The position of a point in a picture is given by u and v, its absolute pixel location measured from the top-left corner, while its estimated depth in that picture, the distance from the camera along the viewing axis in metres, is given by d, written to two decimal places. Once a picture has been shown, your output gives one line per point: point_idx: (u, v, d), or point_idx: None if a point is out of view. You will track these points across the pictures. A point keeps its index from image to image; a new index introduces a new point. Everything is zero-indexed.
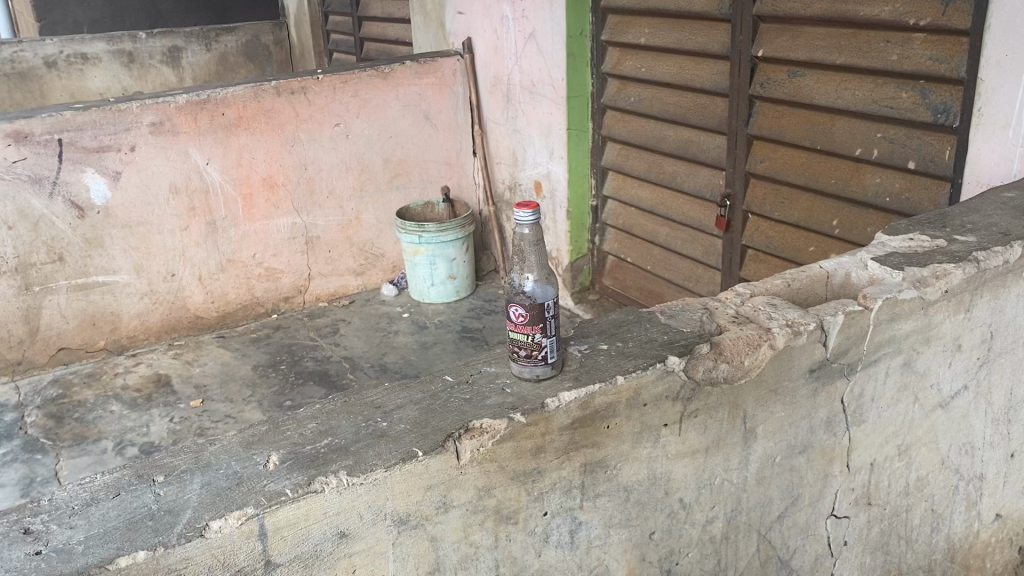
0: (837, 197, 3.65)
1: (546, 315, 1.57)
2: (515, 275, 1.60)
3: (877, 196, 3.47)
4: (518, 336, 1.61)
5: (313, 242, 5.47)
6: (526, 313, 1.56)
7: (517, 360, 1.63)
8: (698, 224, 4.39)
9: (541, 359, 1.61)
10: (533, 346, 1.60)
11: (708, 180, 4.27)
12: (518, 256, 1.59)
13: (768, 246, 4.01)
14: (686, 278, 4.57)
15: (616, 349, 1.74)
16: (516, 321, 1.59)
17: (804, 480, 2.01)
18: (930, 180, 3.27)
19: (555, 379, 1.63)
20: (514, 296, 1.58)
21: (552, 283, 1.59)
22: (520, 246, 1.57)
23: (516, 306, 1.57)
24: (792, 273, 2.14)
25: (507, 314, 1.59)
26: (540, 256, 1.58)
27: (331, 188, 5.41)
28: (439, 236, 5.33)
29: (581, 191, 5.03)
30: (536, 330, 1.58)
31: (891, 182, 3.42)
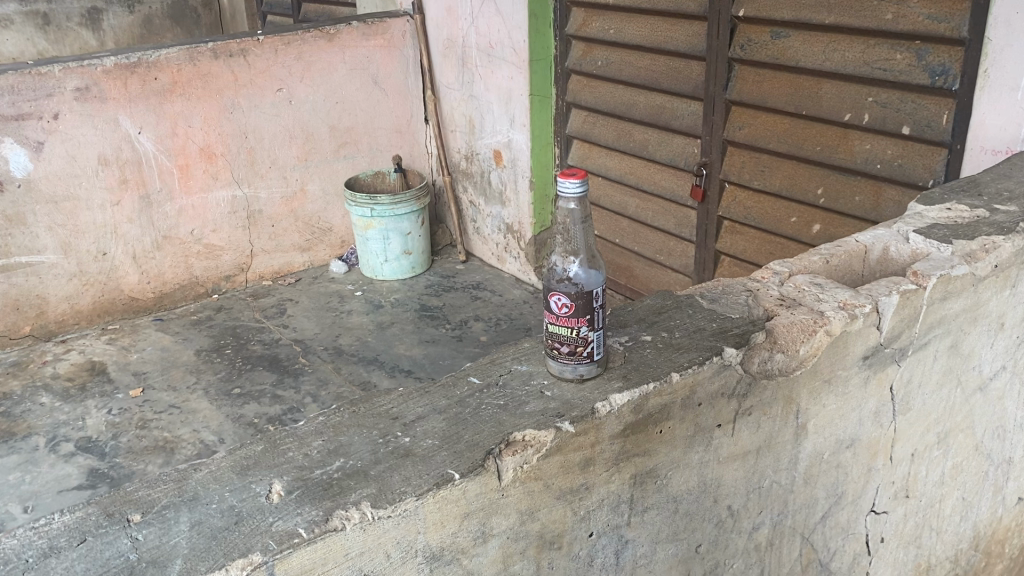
0: (823, 164, 3.41)
1: (594, 305, 1.34)
2: (554, 259, 1.37)
3: (867, 163, 3.24)
4: (560, 329, 1.36)
5: (255, 216, 5.11)
6: (574, 303, 1.32)
7: (556, 358, 1.39)
8: (672, 194, 4.12)
9: (587, 357, 1.38)
10: (578, 342, 1.36)
11: (683, 148, 4.00)
12: (560, 234, 1.35)
13: (746, 217, 3.78)
14: (657, 250, 4.31)
15: (662, 342, 1.50)
16: (559, 312, 1.34)
17: (849, 476, 1.83)
18: (925, 146, 3.05)
19: (600, 379, 1.40)
20: (555, 283, 1.35)
21: (599, 267, 1.36)
22: (564, 221, 1.33)
23: (560, 295, 1.33)
24: (828, 247, 1.93)
25: (548, 303, 1.36)
26: (586, 237, 1.34)
27: (274, 157, 5.05)
28: (392, 209, 5.04)
29: (544, 160, 4.75)
30: (582, 323, 1.34)
31: (883, 148, 3.19)
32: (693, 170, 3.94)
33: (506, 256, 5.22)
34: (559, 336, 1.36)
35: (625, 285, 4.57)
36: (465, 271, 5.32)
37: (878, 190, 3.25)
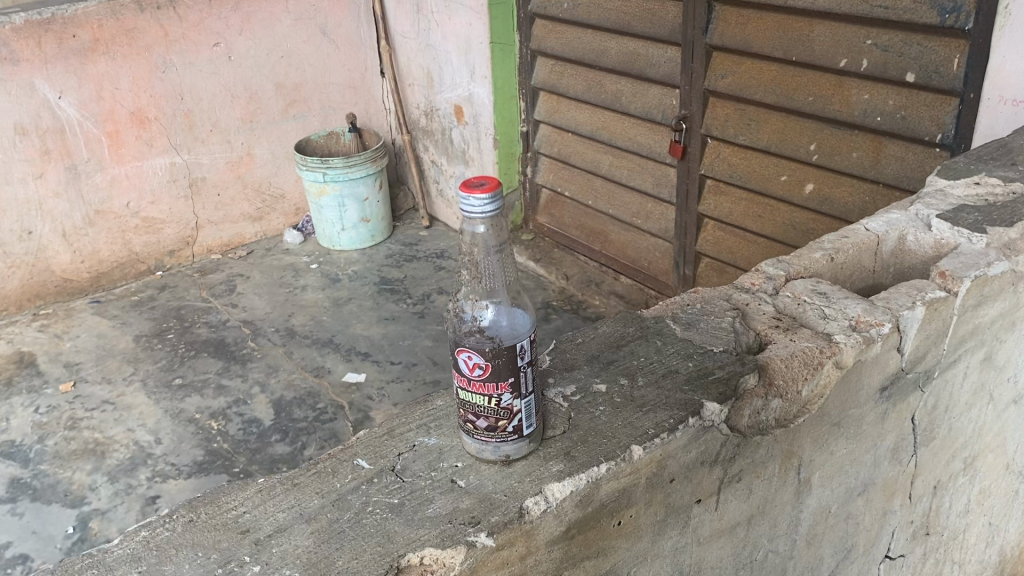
0: (815, 117, 3.00)
1: (519, 363, 0.97)
2: (461, 299, 1.01)
3: (866, 116, 2.83)
4: (473, 397, 0.98)
5: (197, 184, 4.48)
6: (491, 363, 0.95)
7: (470, 436, 1.02)
8: (649, 151, 3.68)
9: (514, 431, 1.00)
10: (501, 413, 0.99)
11: (659, 99, 3.56)
12: (464, 266, 0.98)
13: (731, 176, 3.37)
14: (634, 214, 3.87)
15: (623, 397, 1.12)
16: (471, 374, 0.97)
17: (860, 526, 1.48)
18: (932, 96, 2.64)
19: (534, 459, 1.03)
20: (460, 336, 0.98)
21: (525, 308, 1.00)
22: (469, 250, 0.95)
23: (470, 352, 0.96)
24: (831, 239, 1.56)
25: (455, 363, 0.98)
26: (504, 270, 0.97)
27: (214, 120, 4.41)
28: (347, 173, 4.47)
29: (509, 116, 4.31)
30: (503, 387, 0.96)
31: (885, 98, 2.77)
32: (671, 124, 3.51)
33: None
34: (473, 406, 0.99)
35: (601, 252, 4.13)
36: (429, 238, 4.87)
37: (878, 146, 2.85)
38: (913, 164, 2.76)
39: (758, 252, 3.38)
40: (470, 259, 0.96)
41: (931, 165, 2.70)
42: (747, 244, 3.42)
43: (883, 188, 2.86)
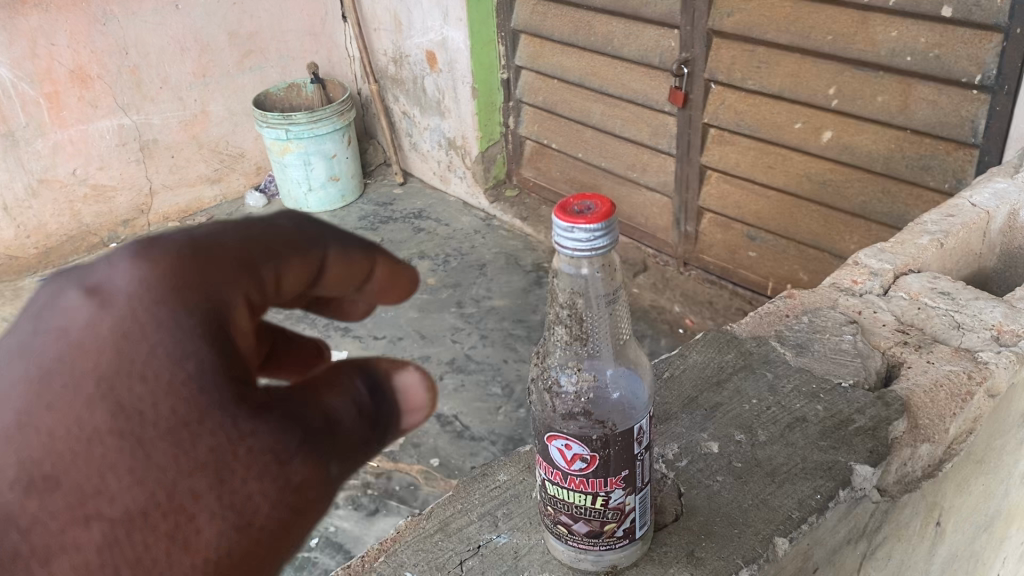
0: (835, 59, 2.28)
1: (634, 451, 0.69)
2: (547, 362, 0.72)
3: (896, 60, 2.14)
4: (568, 493, 0.71)
5: (149, 147, 3.99)
6: (597, 454, 0.68)
7: (561, 542, 0.75)
8: (642, 100, 2.95)
9: (621, 536, 0.73)
10: (606, 515, 0.72)
11: (657, 41, 2.80)
12: (552, 321, 0.69)
13: (739, 129, 2.62)
14: (628, 168, 3.15)
15: (747, 462, 0.87)
16: (568, 465, 0.69)
17: (979, 562, 1.23)
18: (970, 31, 1.99)
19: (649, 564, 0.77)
20: (551, 420, 0.70)
21: (639, 369, 0.72)
22: (564, 303, 0.67)
23: (567, 442, 0.68)
24: (935, 219, 1.29)
25: (543, 448, 0.71)
26: (611, 328, 0.68)
27: (165, 74, 3.91)
28: (311, 129, 3.96)
29: (487, 60, 3.64)
30: (613, 484, 0.69)
31: (912, 36, 2.09)
32: (670, 69, 2.76)
33: (450, 177, 4.18)
34: (570, 506, 0.71)
35: None
36: (404, 195, 4.29)
37: (908, 92, 2.16)
38: (946, 110, 2.10)
39: (768, 208, 2.68)
40: (563, 313, 0.67)
41: (967, 110, 2.06)
42: (755, 198, 2.72)
43: (910, 134, 2.21)
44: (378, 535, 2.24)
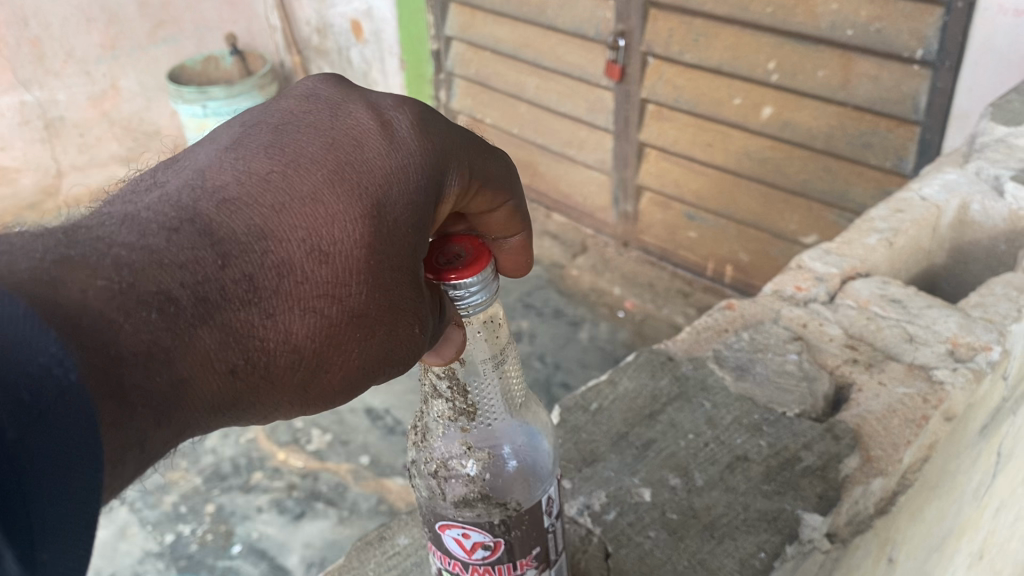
0: (772, 30, 2.17)
1: (543, 526, 0.58)
2: (426, 440, 0.60)
3: (835, 31, 2.03)
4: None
5: (55, 125, 3.58)
6: (501, 539, 0.56)
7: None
8: (578, 73, 2.75)
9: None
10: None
11: (592, 11, 2.60)
12: (429, 394, 0.58)
13: (676, 103, 2.49)
14: (565, 143, 2.97)
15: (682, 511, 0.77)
16: (468, 556, 0.58)
17: None
18: (912, 4, 1.89)
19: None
20: (439, 506, 0.58)
21: (538, 424, 0.60)
22: (440, 372, 0.55)
23: (462, 531, 0.56)
24: (883, 215, 1.19)
25: (432, 536, 0.59)
26: (500, 392, 0.57)
27: (71, 46, 3.48)
28: (231, 105, 3.35)
29: (417, 28, 3.22)
30: (524, 567, 0.58)
31: (853, 8, 1.98)
32: (605, 41, 2.59)
33: None
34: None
35: (528, 187, 3.23)
36: None
37: (849, 65, 2.06)
38: (887, 86, 2.01)
39: (708, 186, 2.58)
40: (441, 381, 0.56)
41: (909, 85, 1.97)
42: (694, 175, 2.61)
43: (851, 110, 2.10)
44: (307, 541, 2.03)
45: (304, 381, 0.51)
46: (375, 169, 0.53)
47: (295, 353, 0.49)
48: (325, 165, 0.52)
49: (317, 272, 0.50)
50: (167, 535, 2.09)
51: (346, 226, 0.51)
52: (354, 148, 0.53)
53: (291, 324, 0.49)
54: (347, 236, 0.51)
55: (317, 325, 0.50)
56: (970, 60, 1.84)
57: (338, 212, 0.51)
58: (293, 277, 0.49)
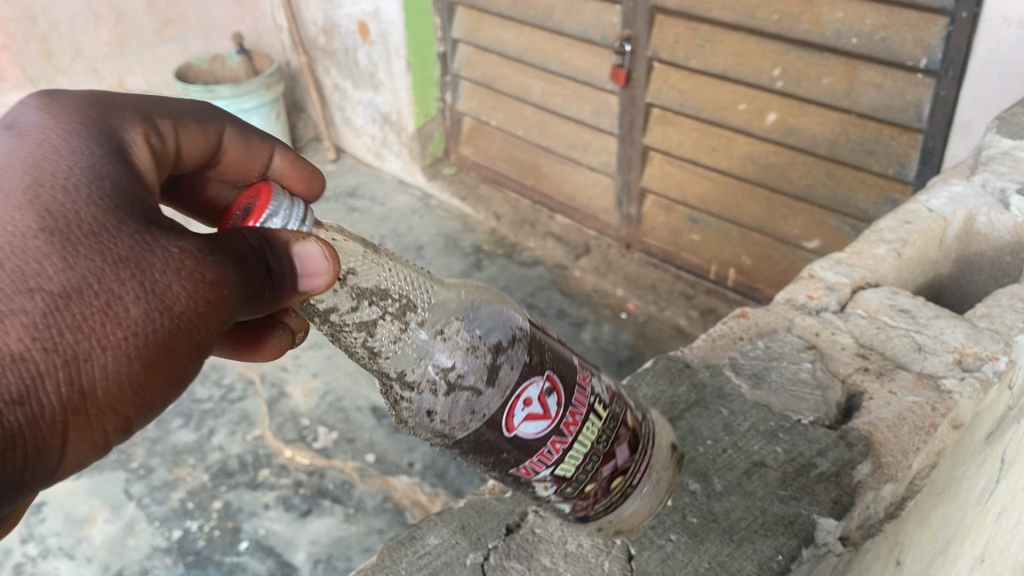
0: (778, 38, 2.19)
1: (546, 351, 0.71)
2: (412, 389, 0.70)
3: (839, 40, 2.06)
4: (564, 463, 0.70)
5: None
6: (535, 375, 0.69)
7: (596, 514, 0.74)
8: (584, 77, 2.77)
9: (625, 453, 0.73)
10: (602, 439, 0.72)
11: (598, 16, 2.62)
12: (369, 324, 0.70)
13: (682, 108, 2.52)
14: (570, 146, 2.99)
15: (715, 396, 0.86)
16: (548, 433, 0.68)
17: None
18: (916, 15, 1.92)
19: (659, 487, 0.79)
20: (473, 417, 0.68)
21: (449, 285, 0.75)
22: (347, 299, 0.70)
23: (511, 403, 0.68)
24: (891, 226, 1.23)
25: (505, 451, 0.69)
26: (402, 279, 0.71)
27: (79, 44, 3.33)
28: (237, 103, 3.32)
29: (424, 31, 3.20)
30: (588, 380, 0.71)
31: (859, 17, 2.00)
32: (611, 46, 2.61)
33: (385, 154, 3.66)
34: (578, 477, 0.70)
35: (533, 189, 3.25)
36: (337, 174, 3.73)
37: (854, 74, 2.09)
38: (890, 94, 2.04)
39: (712, 190, 2.60)
40: (356, 305, 0.70)
41: (912, 94, 2.00)
42: (698, 179, 2.64)
43: (855, 117, 2.13)
44: (313, 537, 2.06)
45: (67, 356, 0.56)
46: (54, 185, 0.61)
47: (37, 328, 0.55)
48: (15, 192, 0.60)
49: (29, 263, 0.56)
50: (175, 531, 2.10)
51: (37, 221, 0.58)
52: (31, 173, 0.62)
53: (22, 306, 0.55)
54: (46, 227, 0.58)
55: (52, 299, 0.56)
56: (973, 69, 1.86)
57: (28, 216, 0.58)
58: (12, 271, 0.56)
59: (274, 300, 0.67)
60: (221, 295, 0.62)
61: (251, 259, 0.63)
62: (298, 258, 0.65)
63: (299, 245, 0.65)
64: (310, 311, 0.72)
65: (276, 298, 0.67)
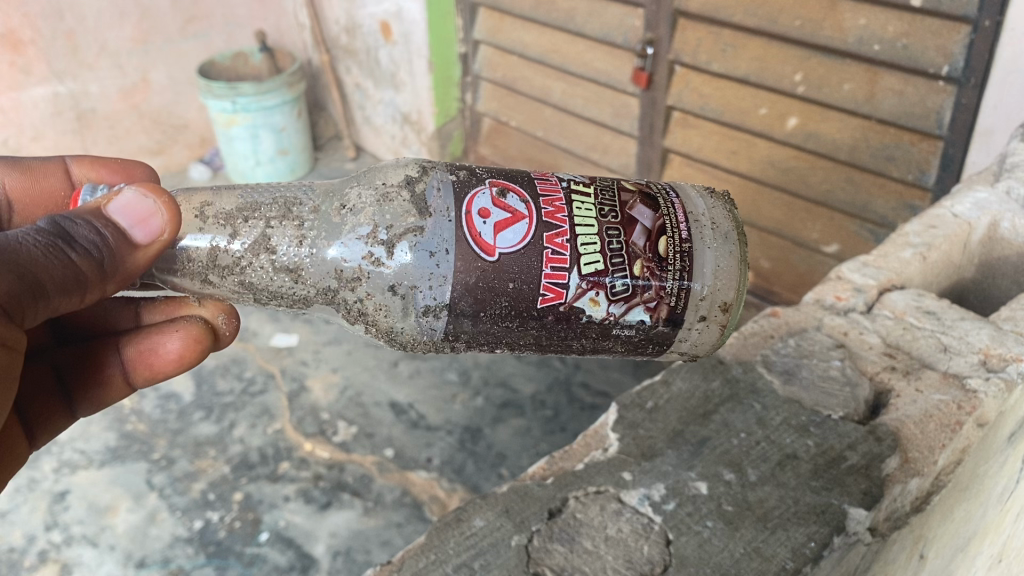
0: (801, 44, 2.20)
1: (479, 172, 0.93)
2: (362, 277, 0.91)
3: (861, 46, 2.07)
4: (586, 260, 0.90)
5: (87, 117, 3.38)
6: (476, 189, 0.91)
7: (673, 288, 0.92)
8: (606, 79, 2.79)
9: (646, 212, 0.92)
10: (610, 213, 0.92)
11: (621, 18, 2.65)
12: (262, 251, 0.93)
13: (703, 111, 2.54)
14: (589, 147, 3.02)
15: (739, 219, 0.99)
16: (538, 237, 0.89)
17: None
18: (939, 22, 1.92)
19: (717, 237, 0.94)
20: (438, 258, 0.88)
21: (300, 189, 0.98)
22: (228, 234, 0.93)
23: (464, 221, 0.89)
24: (917, 230, 1.26)
25: (507, 271, 0.89)
26: (271, 195, 0.95)
27: (103, 40, 3.28)
28: (260, 101, 3.35)
29: (446, 32, 3.21)
30: (544, 172, 0.95)
31: (881, 24, 2.02)
32: (634, 49, 2.64)
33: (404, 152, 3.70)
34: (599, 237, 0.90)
35: None
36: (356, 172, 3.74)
37: (875, 80, 2.10)
38: (911, 101, 2.05)
39: (731, 193, 2.62)
40: (239, 238, 0.93)
41: (933, 101, 2.00)
42: (719, 181, 2.64)
43: (876, 123, 2.15)
44: (332, 530, 2.06)
45: None
46: None
47: None
48: None
49: None
50: (196, 521, 2.09)
51: None
52: None
53: None
54: None
55: None
56: (994, 78, 1.86)
57: None
58: None
59: (119, 256, 0.86)
60: (57, 250, 0.82)
61: (72, 222, 0.84)
62: (123, 210, 0.86)
63: (123, 201, 0.86)
64: (223, 274, 0.94)
65: (117, 252, 0.86)
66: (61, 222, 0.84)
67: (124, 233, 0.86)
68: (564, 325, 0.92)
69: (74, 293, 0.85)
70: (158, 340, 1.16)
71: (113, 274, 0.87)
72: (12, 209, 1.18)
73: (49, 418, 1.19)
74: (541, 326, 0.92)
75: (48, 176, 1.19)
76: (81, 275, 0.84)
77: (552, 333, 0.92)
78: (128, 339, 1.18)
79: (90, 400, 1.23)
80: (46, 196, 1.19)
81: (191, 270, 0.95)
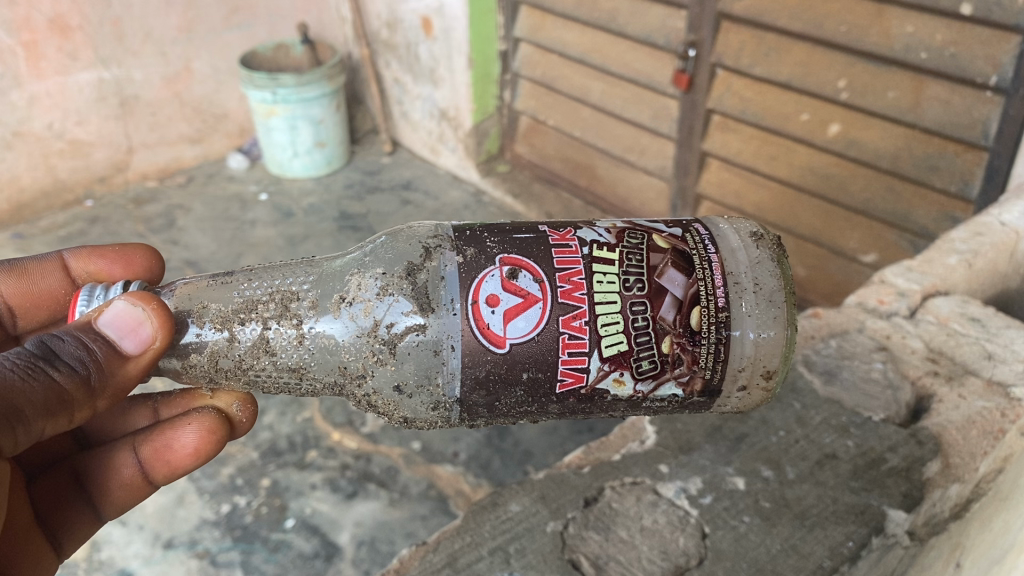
0: (845, 50, 2.17)
1: (490, 247, 0.90)
2: (368, 374, 0.91)
3: (908, 54, 2.04)
4: (607, 342, 0.88)
5: (130, 103, 3.41)
6: (485, 271, 0.89)
7: (706, 362, 0.89)
8: (645, 81, 2.77)
9: (677, 279, 0.89)
10: (638, 284, 0.89)
11: (663, 20, 2.63)
12: (263, 351, 0.92)
13: (743, 115, 2.51)
14: (626, 148, 3.00)
15: (786, 269, 0.94)
16: (552, 321, 0.88)
17: None
18: (989, 32, 1.89)
19: (760, 302, 0.90)
20: (445, 355, 0.88)
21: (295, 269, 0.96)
22: (225, 334, 0.92)
23: (471, 312, 0.88)
24: (962, 238, 1.25)
25: (518, 362, 0.88)
26: (268, 287, 0.94)
27: (149, 27, 3.31)
28: (299, 92, 3.36)
29: (486, 31, 3.19)
30: (563, 236, 0.92)
31: (929, 32, 1.98)
32: (675, 51, 2.61)
33: (441, 149, 3.67)
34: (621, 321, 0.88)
35: (586, 189, 3.26)
36: (391, 165, 3.75)
37: (921, 90, 2.06)
38: (958, 111, 2.01)
39: (769, 199, 2.59)
40: (238, 338, 0.92)
41: (980, 111, 1.97)
42: (756, 187, 2.62)
43: (919, 133, 2.12)
44: (358, 520, 2.06)
45: None
46: None
47: None
48: None
49: None
50: (223, 505, 2.11)
51: None
52: None
53: None
54: None
55: None
56: None
57: None
58: None
59: (108, 368, 0.86)
60: (38, 371, 0.81)
61: (61, 342, 0.83)
62: (113, 322, 0.85)
63: (113, 312, 0.86)
64: (226, 375, 0.94)
65: (105, 365, 0.85)
66: (47, 342, 0.83)
67: (114, 345, 0.86)
68: (587, 403, 0.91)
69: (61, 414, 0.83)
70: (172, 436, 1.10)
71: (103, 388, 0.86)
72: (15, 315, 1.17)
73: (67, 527, 1.13)
74: (563, 405, 0.91)
75: (45, 276, 1.17)
76: (65, 395, 0.82)
77: (575, 410, 0.92)
78: (144, 437, 1.13)
79: (113, 506, 1.17)
80: (43, 298, 1.17)
81: (193, 372, 0.94)
